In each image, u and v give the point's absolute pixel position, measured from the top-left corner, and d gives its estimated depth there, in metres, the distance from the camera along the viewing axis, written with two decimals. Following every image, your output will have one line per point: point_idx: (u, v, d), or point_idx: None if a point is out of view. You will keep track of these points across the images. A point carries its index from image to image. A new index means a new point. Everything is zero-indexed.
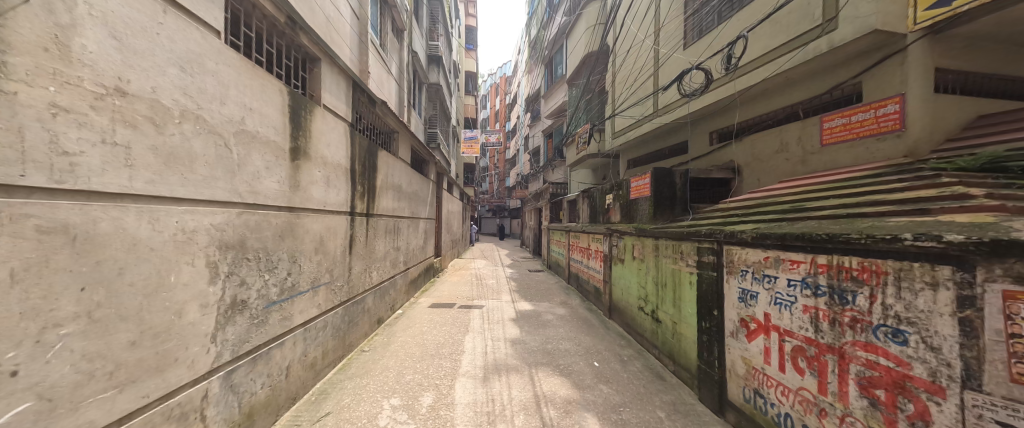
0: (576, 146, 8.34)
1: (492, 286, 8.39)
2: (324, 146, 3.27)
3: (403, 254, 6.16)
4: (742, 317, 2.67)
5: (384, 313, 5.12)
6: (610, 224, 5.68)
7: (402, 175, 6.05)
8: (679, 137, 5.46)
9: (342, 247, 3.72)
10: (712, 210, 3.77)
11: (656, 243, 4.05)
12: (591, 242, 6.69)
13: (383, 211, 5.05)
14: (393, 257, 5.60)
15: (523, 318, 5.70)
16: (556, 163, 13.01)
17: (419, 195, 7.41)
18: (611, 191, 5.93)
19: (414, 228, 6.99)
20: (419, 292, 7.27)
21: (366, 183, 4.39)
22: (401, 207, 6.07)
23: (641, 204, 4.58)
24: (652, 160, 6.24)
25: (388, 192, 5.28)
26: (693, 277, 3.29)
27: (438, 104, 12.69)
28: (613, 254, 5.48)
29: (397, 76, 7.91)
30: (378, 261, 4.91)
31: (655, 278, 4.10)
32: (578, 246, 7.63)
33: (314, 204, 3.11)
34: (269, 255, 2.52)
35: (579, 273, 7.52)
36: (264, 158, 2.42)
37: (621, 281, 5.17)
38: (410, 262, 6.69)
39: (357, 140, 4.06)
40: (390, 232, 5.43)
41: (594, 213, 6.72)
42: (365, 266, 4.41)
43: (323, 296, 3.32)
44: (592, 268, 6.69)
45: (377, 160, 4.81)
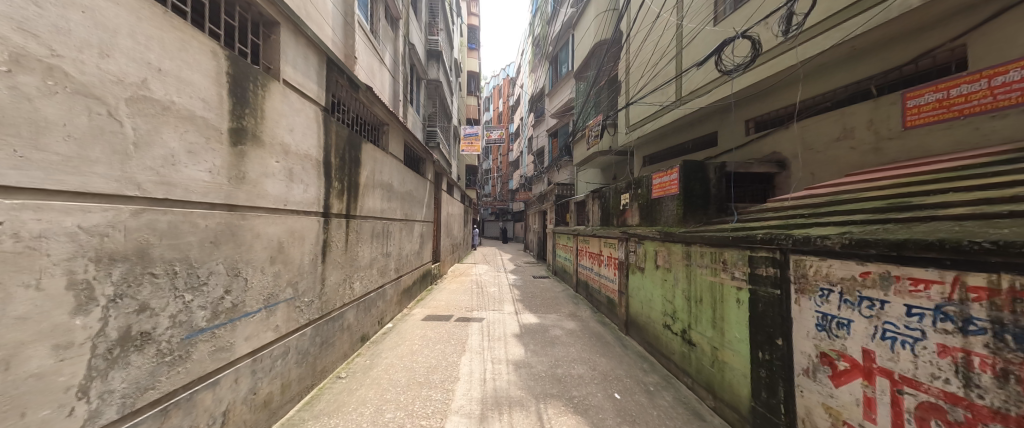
0: (585, 143, 7.70)
1: (494, 294, 7.73)
2: (285, 132, 2.67)
3: (394, 260, 5.55)
4: (824, 351, 1.99)
5: (369, 329, 4.48)
6: (626, 227, 5.04)
7: (394, 173, 5.45)
8: (705, 129, 4.84)
9: (312, 255, 3.09)
10: (759, 210, 3.11)
11: (688, 249, 3.39)
12: (603, 247, 6.05)
13: (369, 212, 4.43)
14: (382, 264, 4.98)
15: (528, 333, 5.02)
16: (562, 163, 12.36)
17: (415, 196, 6.80)
18: (626, 191, 5.27)
19: (407, 232, 6.36)
20: (413, 302, 6.62)
21: (347, 179, 3.78)
22: (392, 209, 5.44)
23: (665, 203, 3.91)
24: (673, 156, 5.60)
25: (376, 190, 4.67)
26: (742, 294, 2.62)
27: (438, 102, 12.12)
28: (631, 261, 4.82)
29: (392, 67, 7.33)
30: (363, 269, 4.29)
31: (686, 291, 3.44)
32: (589, 251, 6.96)
33: (269, 202, 2.49)
34: (194, 268, 1.89)
35: (590, 281, 6.86)
36: (185, 139, 1.81)
37: (641, 292, 4.51)
38: (403, 270, 6.06)
39: (334, 128, 3.47)
40: (378, 236, 4.81)
41: (606, 214, 6.07)
42: (345, 276, 3.79)
43: (283, 315, 2.70)
44: (604, 276, 6.05)
45: (363, 153, 4.21)
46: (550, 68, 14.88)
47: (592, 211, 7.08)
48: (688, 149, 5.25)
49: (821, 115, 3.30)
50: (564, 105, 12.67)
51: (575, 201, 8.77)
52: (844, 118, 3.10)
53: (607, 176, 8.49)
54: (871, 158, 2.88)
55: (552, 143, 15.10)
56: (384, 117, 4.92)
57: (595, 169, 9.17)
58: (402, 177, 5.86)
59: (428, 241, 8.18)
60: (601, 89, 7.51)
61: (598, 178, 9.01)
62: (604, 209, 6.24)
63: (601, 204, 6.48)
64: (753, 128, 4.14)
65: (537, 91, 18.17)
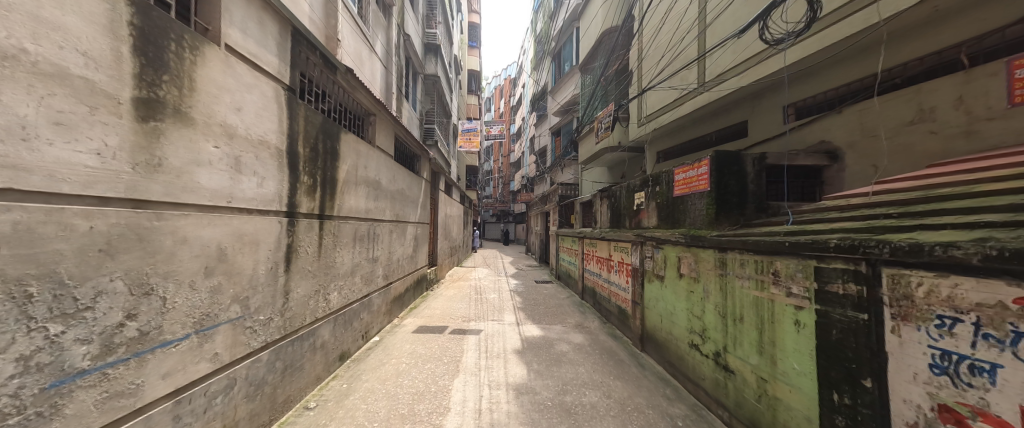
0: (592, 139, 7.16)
1: (494, 302, 7.17)
2: (230, 111, 2.14)
3: (381, 265, 5.00)
4: (948, 404, 1.40)
5: (350, 346, 3.93)
6: (641, 230, 4.48)
7: (382, 170, 4.92)
8: (733, 118, 4.37)
9: (269, 263, 2.55)
10: (811, 210, 2.55)
11: (723, 256, 2.83)
12: (613, 251, 5.51)
13: (350, 212, 3.90)
14: (366, 271, 4.44)
15: (530, 349, 4.45)
16: (566, 162, 11.82)
17: (407, 195, 6.26)
18: (639, 189, 4.71)
19: (399, 235, 5.83)
20: (404, 312, 6.07)
21: (320, 174, 3.24)
22: (380, 209, 4.91)
23: (692, 203, 3.34)
24: (695, 150, 5.05)
25: (359, 187, 4.13)
26: (805, 315, 2.06)
27: (437, 99, 11.65)
28: (648, 268, 4.26)
29: (385, 57, 6.84)
30: (342, 277, 3.75)
31: (720, 306, 2.88)
32: (596, 256, 6.42)
33: (201, 197, 1.95)
34: (68, 287, 1.35)
35: (598, 288, 6.31)
36: (51, 105, 1.29)
37: (660, 304, 3.95)
38: (393, 276, 5.51)
39: (304, 112, 2.94)
40: (362, 240, 4.27)
41: (616, 215, 5.52)
42: (317, 287, 3.25)
43: (225, 340, 2.15)
44: (615, 284, 5.49)
45: (343, 144, 3.68)
46: (554, 64, 14.37)
47: (598, 212, 6.52)
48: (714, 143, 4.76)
49: (891, 95, 2.79)
50: (568, 101, 12.14)
51: (580, 202, 8.22)
52: (921, 96, 2.61)
53: (615, 176, 7.96)
54: (960, 144, 2.37)
55: (555, 142, 14.57)
56: (370, 107, 4.40)
57: (603, 168, 8.63)
58: (392, 174, 5.33)
59: (423, 244, 7.64)
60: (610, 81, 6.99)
61: (605, 178, 8.47)
62: (614, 210, 5.69)
63: (609, 204, 5.93)
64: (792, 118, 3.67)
65: (539, 88, 17.66)
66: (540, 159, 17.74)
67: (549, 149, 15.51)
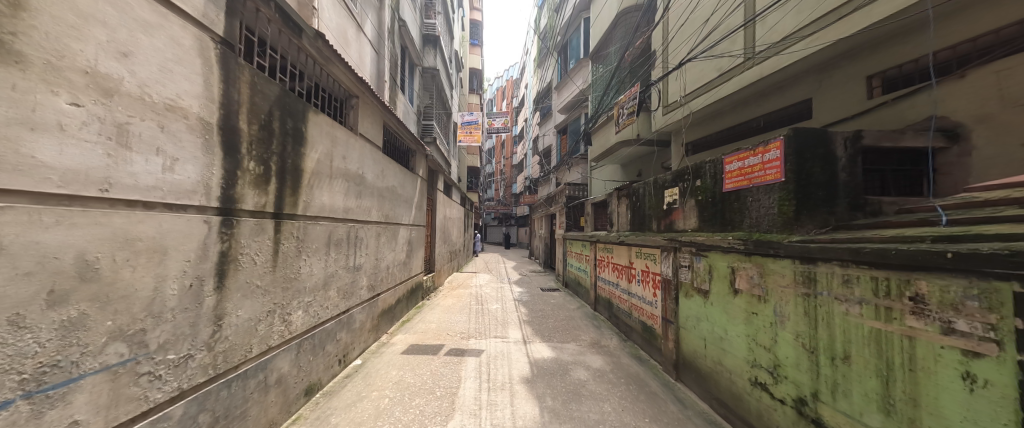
0: (607, 132, 6.44)
1: (496, 314, 6.41)
2: (108, 54, 1.43)
3: (366, 274, 4.27)
4: None
5: (320, 376, 3.18)
6: (674, 233, 3.74)
7: (367, 162, 4.20)
8: (792, 97, 3.72)
9: (185, 278, 1.82)
10: (954, 204, 1.80)
11: (811, 269, 2.09)
12: (635, 258, 4.78)
13: (322, 211, 3.17)
14: (345, 281, 3.70)
15: (541, 377, 3.69)
16: (573, 161, 11.12)
17: (399, 194, 5.54)
18: (667, 185, 3.97)
19: (389, 239, 5.10)
20: (395, 326, 5.32)
21: (276, 160, 2.52)
22: (364, 208, 4.18)
23: (754, 199, 2.60)
24: (744, 136, 4.36)
25: (335, 180, 3.41)
26: (981, 369, 1.32)
27: (436, 94, 10.99)
28: (684, 280, 3.52)
29: (376, 41, 6.16)
30: (310, 291, 3.02)
31: (806, 338, 2.13)
32: (614, 263, 5.67)
33: (42, 181, 1.23)
34: None
35: (615, 300, 5.56)
36: None
37: (702, 325, 3.21)
38: (381, 287, 4.77)
39: (249, 78, 2.23)
40: (339, 244, 3.54)
41: (639, 216, 4.78)
42: (271, 306, 2.52)
43: (93, 399, 1.41)
44: (637, 295, 4.75)
45: (311, 126, 2.96)
46: (560, 60, 13.70)
47: (614, 214, 5.78)
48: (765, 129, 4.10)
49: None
50: (575, 96, 11.46)
51: (590, 202, 7.49)
52: None
53: (631, 174, 7.24)
54: None
55: (560, 140, 13.87)
56: (351, 86, 3.70)
57: (616, 166, 7.90)
58: (379, 168, 4.61)
59: (418, 249, 6.91)
60: (626, 66, 6.27)
61: (619, 176, 7.74)
62: (634, 210, 4.94)
63: (627, 203, 5.19)
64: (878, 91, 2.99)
65: (544, 86, 17.01)
66: (544, 159, 17.05)
67: (554, 148, 14.80)
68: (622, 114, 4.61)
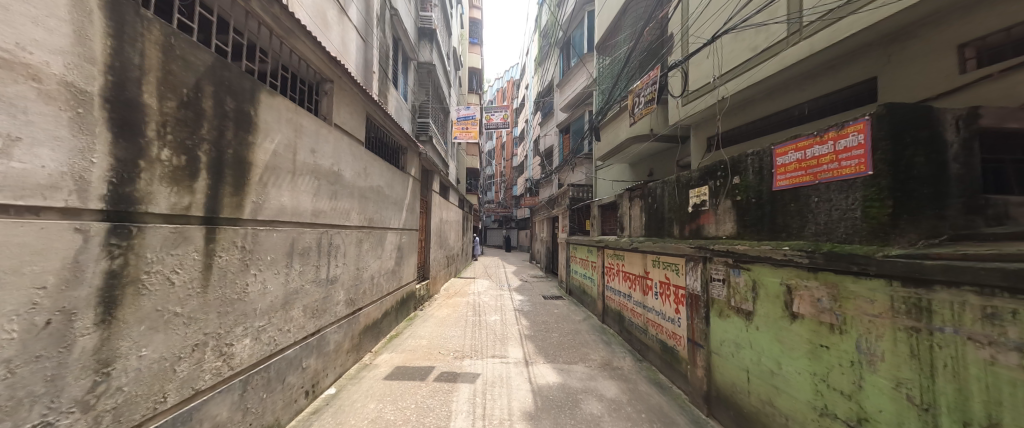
0: (616, 127, 5.87)
1: (495, 328, 5.81)
2: None
3: (343, 287, 3.70)
4: None
5: (276, 416, 2.60)
6: (703, 241, 3.17)
7: (344, 157, 3.63)
8: (850, 77, 3.13)
9: (34, 313, 1.24)
10: None
11: (923, 296, 1.51)
12: (653, 267, 4.21)
13: (280, 214, 2.60)
14: (314, 298, 3.12)
15: (546, 411, 3.10)
16: (577, 161, 10.57)
17: (386, 194, 4.97)
18: (693, 184, 3.40)
19: (373, 245, 4.54)
20: (380, 343, 4.74)
21: (206, 148, 1.95)
22: (341, 211, 3.62)
23: (819, 199, 2.02)
24: (785, 125, 3.77)
25: (299, 177, 2.83)
26: None
27: (431, 91, 10.45)
28: (718, 297, 2.94)
29: (363, 27, 5.63)
30: (262, 314, 2.45)
31: (914, 389, 1.54)
32: (626, 272, 5.10)
33: None
34: None
35: (628, 313, 4.98)
36: None
37: (744, 353, 2.63)
38: (362, 300, 4.20)
39: (162, 37, 1.67)
40: (305, 254, 2.96)
41: (655, 219, 4.20)
42: (199, 338, 1.94)
43: None
44: (654, 310, 4.17)
45: (263, 109, 2.40)
46: (562, 56, 13.18)
47: (625, 216, 5.21)
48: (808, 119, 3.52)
49: None
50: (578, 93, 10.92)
51: (596, 204, 6.93)
52: None
53: (641, 173, 6.68)
54: None
55: (563, 140, 13.32)
56: (321, 67, 3.14)
57: (625, 165, 7.34)
58: (360, 165, 4.04)
59: (410, 255, 6.34)
60: (638, 55, 5.71)
61: (628, 176, 7.18)
62: (649, 213, 4.37)
63: (642, 205, 4.61)
64: (971, 65, 2.36)
65: (545, 85, 16.50)
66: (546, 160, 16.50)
67: (556, 148, 14.26)
68: (638, 103, 4.05)
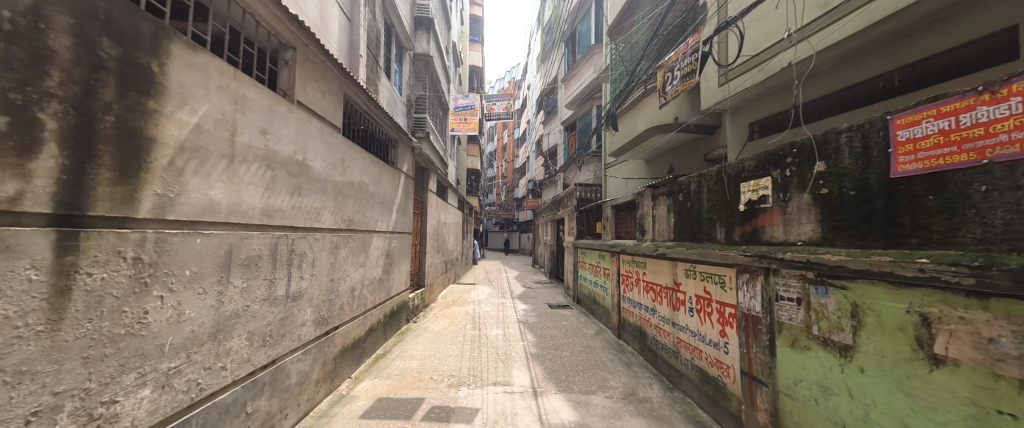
0: (636, 115, 5.19)
1: (496, 345, 5.10)
2: None
3: (310, 304, 3.01)
4: None
5: None
6: (763, 247, 2.48)
7: (313, 144, 2.96)
8: (962, 34, 2.55)
9: None
10: None
11: None
12: (687, 278, 3.52)
13: (207, 212, 1.93)
14: (266, 321, 2.43)
15: None
16: (585, 159, 9.89)
17: (371, 192, 4.29)
18: (744, 175, 2.72)
19: (354, 251, 3.85)
20: (361, 367, 4.04)
21: (62, 112, 1.29)
22: (308, 210, 2.93)
23: (989, 187, 1.33)
24: (868, 97, 3.22)
25: (241, 165, 2.16)
26: None
27: (429, 84, 9.79)
28: (791, 322, 2.24)
29: (348, 4, 4.98)
30: (175, 351, 1.76)
31: None
32: (649, 283, 4.40)
33: None
34: None
35: (653, 330, 4.28)
36: None
37: (839, 402, 1.92)
38: (337, 317, 3.50)
39: None
40: (250, 265, 2.28)
41: (689, 220, 3.51)
42: (42, 402, 1.25)
43: None
44: (689, 330, 3.48)
45: (180, 68, 1.74)
46: (567, 51, 12.55)
47: (646, 218, 4.50)
48: (901, 91, 2.98)
49: None
50: (585, 87, 10.27)
51: (609, 204, 6.23)
52: None
53: (660, 170, 6.01)
54: None
55: (568, 138, 12.66)
56: (276, 26, 2.43)
57: (639, 161, 6.66)
58: (335, 155, 3.36)
59: (401, 262, 5.65)
60: (662, 33, 5.00)
61: (644, 174, 6.50)
62: (680, 213, 3.68)
63: (670, 204, 3.92)
64: None
65: (548, 82, 15.87)
66: (549, 161, 15.83)
67: (561, 147, 13.60)
68: (672, 80, 3.32)
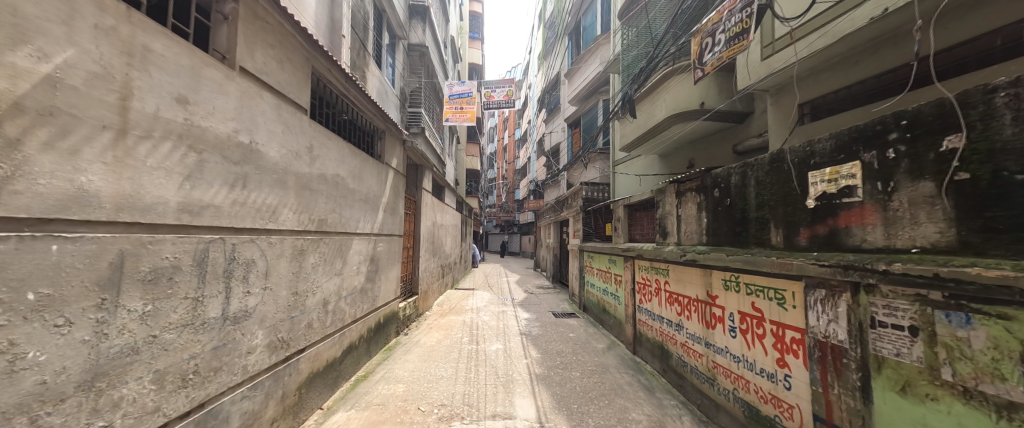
0: (658, 101, 4.57)
1: (496, 363, 4.47)
2: None
3: (262, 325, 2.39)
4: None
5: None
6: (850, 255, 1.85)
7: (263, 125, 2.35)
8: None
9: None
10: None
11: None
12: (726, 291, 2.91)
13: (72, 206, 1.31)
14: (187, 354, 1.82)
15: None
16: (591, 156, 9.27)
17: (350, 188, 3.69)
18: (814, 162, 2.10)
19: (326, 257, 3.24)
20: (335, 395, 3.41)
21: None
22: (257, 206, 2.32)
23: None
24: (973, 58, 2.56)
25: (140, 142, 1.55)
26: None
27: (425, 77, 9.21)
28: (901, 359, 1.61)
29: None
30: (3, 419, 1.14)
31: None
32: (674, 294, 3.78)
33: None
34: None
35: (679, 350, 3.67)
36: None
37: None
38: (301, 338, 2.88)
39: None
40: (159, 281, 1.67)
41: (729, 220, 2.89)
42: None
43: None
44: (729, 353, 2.86)
45: None
46: (570, 44, 11.98)
47: (669, 218, 3.89)
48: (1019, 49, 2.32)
49: None
50: (591, 80, 9.68)
51: (621, 204, 5.61)
52: None
53: (678, 165, 5.42)
54: None
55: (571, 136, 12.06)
56: None
57: (654, 156, 6.06)
58: (299, 142, 2.76)
59: (389, 269, 5.04)
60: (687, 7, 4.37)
61: (659, 170, 5.91)
62: (716, 212, 3.06)
63: (701, 202, 3.31)
64: None
65: (551, 79, 15.30)
66: (551, 160, 15.22)
67: (565, 145, 12.91)
68: (715, 46, 2.73)
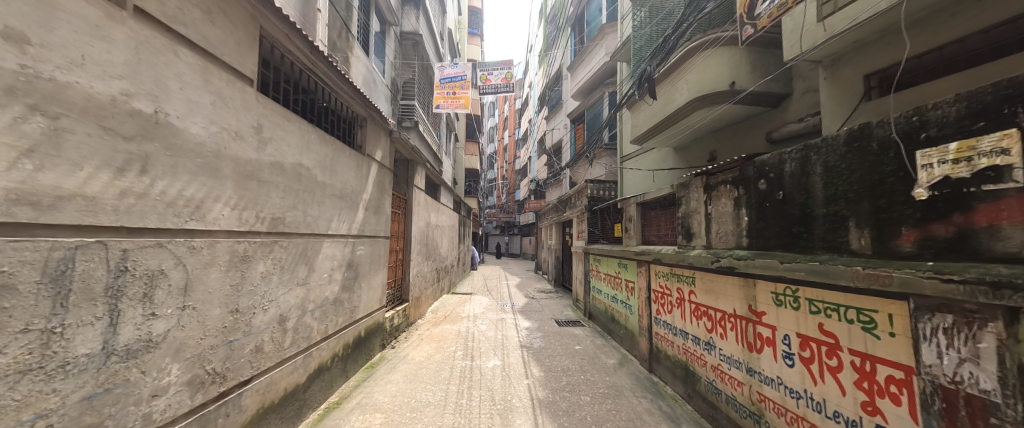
0: (678, 84, 4.02)
1: (492, 385, 3.87)
2: None
3: (178, 358, 1.81)
4: None
5: None
6: (1000, 266, 1.25)
7: (178, 91, 1.77)
8: None
9: None
10: None
11: None
12: (779, 307, 2.32)
13: None
14: (27, 415, 1.24)
15: None
16: (596, 151, 8.69)
17: (318, 182, 3.10)
18: (925, 137, 1.51)
19: (283, 263, 2.65)
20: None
21: None
22: (169, 198, 1.73)
23: None
24: None
25: None
26: None
27: (419, 68, 8.65)
28: None
29: None
30: None
31: None
32: (704, 307, 3.19)
33: None
34: None
35: (709, 373, 3.07)
36: None
37: None
38: (246, 367, 2.29)
39: None
40: None
41: (782, 219, 2.30)
42: None
43: None
44: (783, 386, 2.26)
45: None
46: (573, 35, 11.41)
47: (697, 217, 3.29)
48: None
49: None
50: (596, 71, 9.10)
51: (633, 201, 5.02)
52: None
53: (699, 157, 4.85)
54: None
55: (574, 132, 11.46)
56: None
57: (668, 148, 5.50)
58: (239, 119, 2.18)
59: (372, 275, 4.44)
60: None
61: (676, 163, 5.33)
62: (764, 209, 2.47)
63: (740, 196, 2.71)
64: None
65: (552, 74, 14.73)
66: (554, 158, 14.64)
67: (567, 141, 12.33)
68: None
